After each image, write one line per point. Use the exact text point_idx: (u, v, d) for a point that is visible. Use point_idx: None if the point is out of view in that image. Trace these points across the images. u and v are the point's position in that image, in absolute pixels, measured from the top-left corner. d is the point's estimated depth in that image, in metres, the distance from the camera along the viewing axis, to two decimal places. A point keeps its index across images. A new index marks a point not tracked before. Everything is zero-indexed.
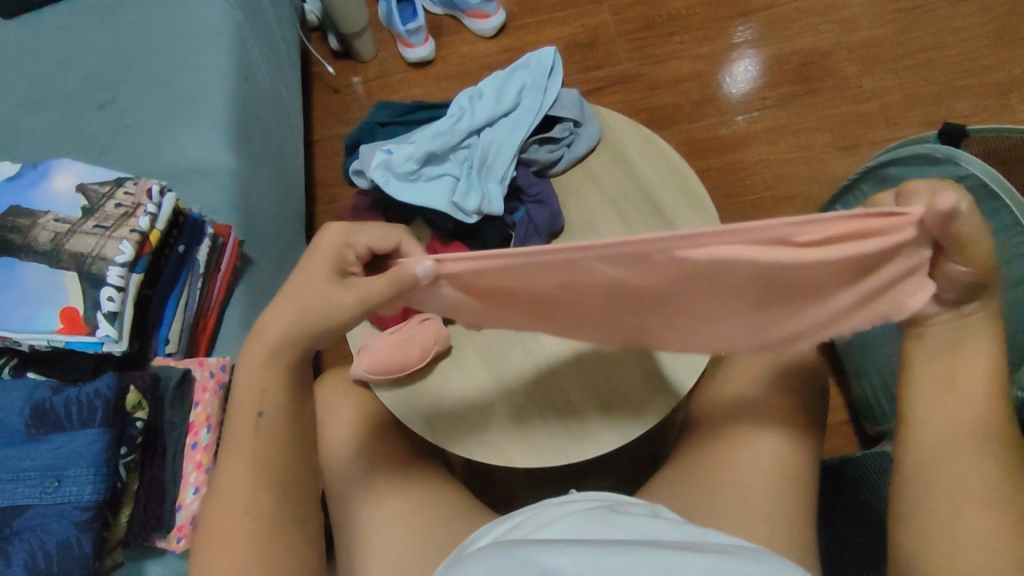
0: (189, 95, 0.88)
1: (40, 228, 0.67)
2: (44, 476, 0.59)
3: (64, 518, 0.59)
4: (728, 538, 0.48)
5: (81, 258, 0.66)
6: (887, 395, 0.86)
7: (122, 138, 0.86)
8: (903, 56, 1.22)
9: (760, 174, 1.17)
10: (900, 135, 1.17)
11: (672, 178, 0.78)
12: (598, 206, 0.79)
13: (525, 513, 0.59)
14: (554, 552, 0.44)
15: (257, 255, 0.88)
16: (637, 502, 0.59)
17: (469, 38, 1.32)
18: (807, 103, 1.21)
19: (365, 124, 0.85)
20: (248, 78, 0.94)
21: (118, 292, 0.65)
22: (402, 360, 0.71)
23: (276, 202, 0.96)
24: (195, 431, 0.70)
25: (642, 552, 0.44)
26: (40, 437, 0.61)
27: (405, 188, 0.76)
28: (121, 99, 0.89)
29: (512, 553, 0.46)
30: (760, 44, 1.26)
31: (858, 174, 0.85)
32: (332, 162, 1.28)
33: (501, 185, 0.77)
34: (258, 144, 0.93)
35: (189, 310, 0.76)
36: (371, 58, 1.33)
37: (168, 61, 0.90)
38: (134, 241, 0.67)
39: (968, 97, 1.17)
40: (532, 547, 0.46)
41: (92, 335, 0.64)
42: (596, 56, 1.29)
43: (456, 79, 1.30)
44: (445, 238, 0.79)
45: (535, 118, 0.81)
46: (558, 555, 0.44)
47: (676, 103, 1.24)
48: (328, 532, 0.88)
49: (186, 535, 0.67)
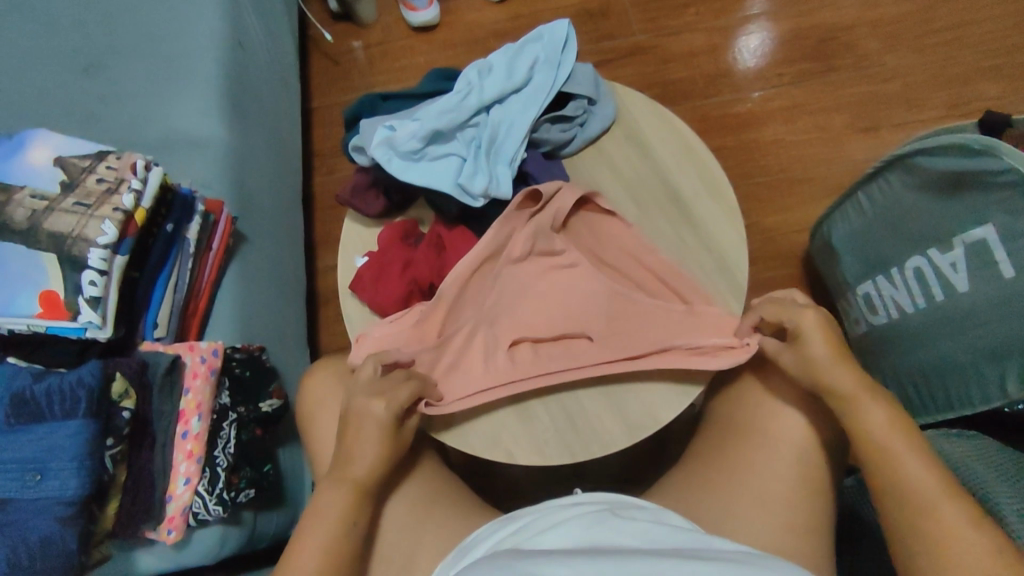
0: (179, 60, 0.83)
1: (15, 205, 0.63)
2: (25, 468, 0.57)
3: (45, 513, 0.56)
4: (743, 548, 0.46)
5: (59, 239, 0.62)
6: (904, 391, 0.84)
7: (107, 106, 0.81)
8: (931, 33, 1.16)
9: (776, 156, 1.13)
10: (922, 117, 1.12)
11: (693, 163, 0.76)
12: (616, 196, 0.76)
13: (530, 514, 0.56)
14: (557, 564, 0.42)
15: (251, 232, 0.84)
16: (641, 504, 0.56)
17: (474, 3, 1.25)
18: (827, 81, 1.16)
19: (366, 97, 0.79)
20: (242, 43, 0.88)
21: (100, 277, 0.61)
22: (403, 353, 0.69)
23: (272, 177, 0.91)
24: (186, 419, 0.66)
25: (656, 562, 0.42)
26: (20, 426, 0.58)
27: (410, 169, 0.72)
28: (105, 62, 0.83)
29: (511, 564, 0.43)
30: (778, 17, 1.20)
31: (884, 162, 0.78)
32: (330, 132, 1.23)
33: (511, 168, 0.73)
34: (252, 114, 0.88)
35: (179, 292, 0.72)
36: (372, 22, 1.26)
37: (155, 22, 0.85)
38: (117, 221, 0.63)
39: (995, 79, 1.12)
40: (534, 558, 0.43)
41: (74, 321, 0.61)
42: (607, 25, 1.22)
43: (461, 46, 1.23)
44: (450, 223, 0.76)
45: (547, 96, 0.76)
46: (558, 565, 0.42)
47: (689, 78, 1.18)
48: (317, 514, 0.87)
49: (177, 527, 0.65)
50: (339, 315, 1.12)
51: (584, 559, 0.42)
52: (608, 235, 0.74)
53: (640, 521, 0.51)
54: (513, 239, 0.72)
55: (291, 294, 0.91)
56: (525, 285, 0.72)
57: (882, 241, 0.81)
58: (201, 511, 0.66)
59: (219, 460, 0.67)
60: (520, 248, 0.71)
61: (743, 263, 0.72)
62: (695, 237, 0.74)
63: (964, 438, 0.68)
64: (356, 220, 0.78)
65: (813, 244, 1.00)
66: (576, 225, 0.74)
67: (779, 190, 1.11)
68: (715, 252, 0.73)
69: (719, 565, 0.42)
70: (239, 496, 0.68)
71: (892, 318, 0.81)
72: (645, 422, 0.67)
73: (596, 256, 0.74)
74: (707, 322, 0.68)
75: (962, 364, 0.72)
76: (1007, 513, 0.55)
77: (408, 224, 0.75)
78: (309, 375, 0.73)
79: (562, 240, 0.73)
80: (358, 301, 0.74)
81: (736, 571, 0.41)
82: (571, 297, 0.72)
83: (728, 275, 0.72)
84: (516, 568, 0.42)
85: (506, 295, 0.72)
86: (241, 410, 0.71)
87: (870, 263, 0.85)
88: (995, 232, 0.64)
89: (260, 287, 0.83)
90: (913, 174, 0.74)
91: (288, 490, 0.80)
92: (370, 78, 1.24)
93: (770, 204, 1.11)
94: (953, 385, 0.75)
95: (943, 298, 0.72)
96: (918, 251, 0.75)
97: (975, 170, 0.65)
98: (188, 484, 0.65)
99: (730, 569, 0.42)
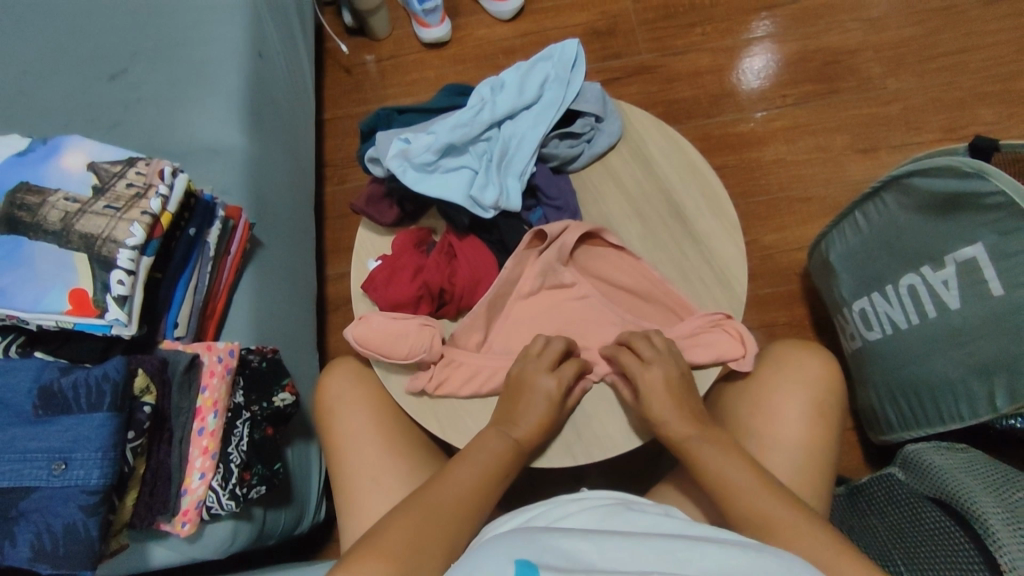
0: (202, 71, 0.86)
1: (50, 207, 0.67)
2: (51, 458, 0.59)
3: (71, 501, 0.58)
4: (745, 539, 0.48)
5: (90, 240, 0.65)
6: (893, 402, 0.87)
7: (133, 113, 0.85)
8: (929, 59, 1.19)
9: (776, 174, 1.16)
10: (920, 140, 1.15)
11: (694, 179, 0.79)
12: (618, 208, 0.79)
13: (537, 508, 0.58)
14: (575, 539, 0.46)
15: (267, 238, 0.87)
16: (645, 501, 0.59)
17: (485, 20, 1.29)
18: (827, 103, 1.19)
19: (382, 110, 0.82)
20: (262, 55, 0.92)
21: (128, 276, 0.64)
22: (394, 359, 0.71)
23: (288, 184, 0.94)
24: (202, 416, 0.68)
25: (660, 546, 0.46)
26: (47, 418, 0.61)
27: (423, 181, 0.74)
28: (132, 72, 0.87)
29: (529, 534, 0.46)
30: (780, 40, 1.23)
31: (880, 183, 0.81)
32: (343, 142, 1.26)
33: (520, 181, 0.76)
34: (270, 123, 0.91)
35: (198, 294, 0.75)
36: (385, 36, 1.30)
37: (180, 33, 0.88)
38: (145, 223, 0.66)
39: (992, 105, 1.15)
40: (553, 533, 0.47)
41: (101, 318, 0.63)
42: (615, 44, 1.26)
43: (472, 62, 1.27)
44: (461, 232, 0.78)
45: (557, 112, 0.79)
46: (578, 541, 0.46)
47: (694, 97, 1.21)
48: (319, 510, 0.90)
49: (190, 520, 0.67)
50: (348, 320, 1.15)
51: (603, 537, 0.47)
52: (615, 267, 0.76)
53: (650, 515, 0.54)
54: (524, 276, 0.75)
55: (303, 299, 0.94)
56: (539, 310, 0.76)
57: (877, 259, 0.83)
58: (214, 506, 0.68)
59: (232, 456, 0.69)
60: (531, 282, 0.75)
61: (741, 275, 0.75)
62: (695, 251, 0.77)
63: (952, 452, 0.71)
64: (369, 228, 0.81)
65: (812, 261, 1.01)
66: (586, 257, 0.76)
67: (779, 207, 1.14)
68: (716, 267, 0.76)
69: (716, 550, 0.45)
70: (251, 492, 0.70)
71: (887, 334, 0.83)
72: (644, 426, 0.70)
73: (605, 285, 0.76)
74: (708, 339, 0.71)
75: (953, 379, 0.75)
76: (995, 527, 0.56)
77: (421, 233, 0.78)
78: (327, 373, 0.76)
79: (570, 271, 0.75)
80: (369, 302, 0.77)
81: (728, 564, 0.44)
82: (581, 322, 0.75)
83: (727, 287, 0.75)
84: (539, 539, 0.46)
85: (517, 326, 0.75)
86: (253, 409, 0.73)
87: (864, 280, 0.87)
88: (985, 252, 0.67)
89: (274, 291, 0.86)
90: (907, 194, 0.77)
91: (296, 488, 0.82)
92: (383, 90, 1.28)
93: (771, 221, 1.14)
94: (941, 402, 0.78)
95: (936, 314, 0.75)
96: (912, 269, 0.77)
97: (967, 193, 0.67)
98: (203, 479, 0.67)
99: (728, 552, 0.45)
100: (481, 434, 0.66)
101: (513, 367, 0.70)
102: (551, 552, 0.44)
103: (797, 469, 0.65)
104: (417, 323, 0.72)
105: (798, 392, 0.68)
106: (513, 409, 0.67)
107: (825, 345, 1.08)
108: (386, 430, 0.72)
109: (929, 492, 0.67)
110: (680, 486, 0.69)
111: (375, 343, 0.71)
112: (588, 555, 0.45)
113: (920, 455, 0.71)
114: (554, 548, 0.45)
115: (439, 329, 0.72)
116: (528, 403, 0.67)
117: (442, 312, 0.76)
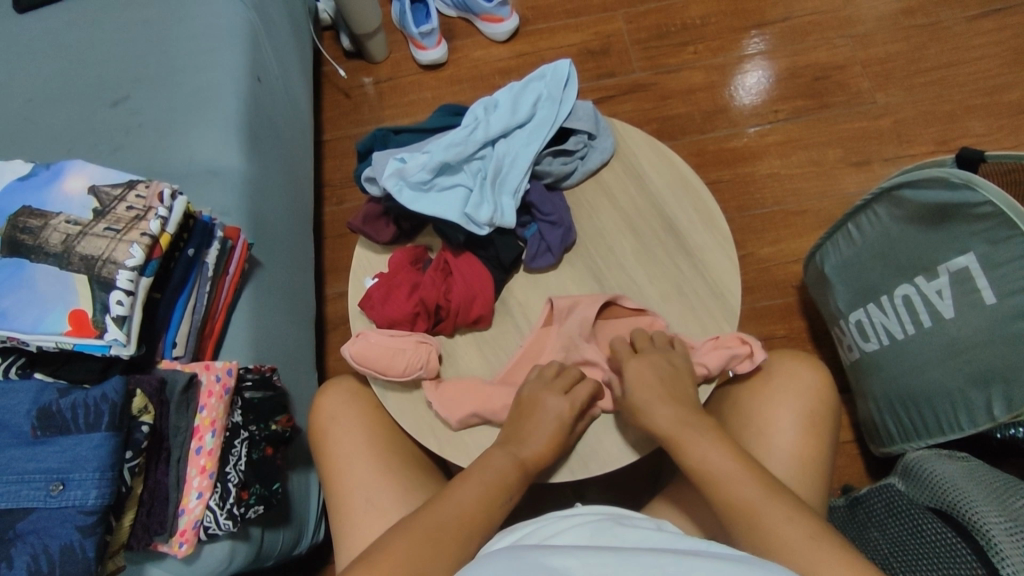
0: (201, 94, 0.88)
1: (51, 230, 0.68)
2: (49, 479, 0.59)
3: (67, 521, 0.58)
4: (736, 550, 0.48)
5: (91, 261, 0.66)
6: (893, 414, 0.87)
7: (134, 137, 0.86)
8: (917, 74, 1.21)
9: (771, 188, 1.17)
10: (911, 153, 1.17)
11: (684, 191, 0.81)
12: (610, 221, 0.80)
13: (533, 524, 0.59)
14: (565, 554, 0.46)
15: (265, 258, 0.88)
16: (639, 516, 0.60)
17: (482, 42, 1.31)
18: (819, 118, 1.21)
19: (379, 131, 0.83)
20: (260, 79, 0.94)
21: (127, 297, 0.65)
22: (390, 372, 0.72)
23: (285, 205, 0.95)
24: (200, 435, 0.68)
25: (653, 559, 0.46)
26: (46, 438, 0.61)
27: (418, 200, 0.75)
28: (133, 97, 0.88)
29: (517, 552, 0.47)
30: (772, 56, 1.26)
31: (870, 195, 0.81)
32: (341, 162, 1.28)
33: (515, 199, 0.77)
34: (267, 144, 0.92)
35: (197, 314, 0.76)
36: (383, 59, 1.32)
37: (181, 59, 0.90)
38: (144, 245, 0.67)
39: (982, 116, 1.16)
40: (544, 551, 0.47)
41: (100, 339, 0.64)
42: (608, 63, 1.28)
43: (467, 83, 1.29)
44: (456, 250, 0.79)
45: (550, 130, 0.81)
46: (568, 558, 0.46)
47: (687, 114, 1.23)
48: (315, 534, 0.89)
49: (188, 540, 0.66)
50: (348, 339, 1.16)
51: (590, 552, 0.47)
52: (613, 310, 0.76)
53: (645, 531, 0.54)
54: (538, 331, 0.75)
55: (302, 318, 0.94)
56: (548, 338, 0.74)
57: (870, 270, 0.84)
58: (211, 526, 0.67)
59: (230, 476, 0.69)
60: (551, 357, 0.74)
61: (734, 289, 0.76)
62: (689, 264, 0.77)
63: (951, 459, 0.70)
64: (367, 246, 0.82)
65: (808, 273, 1.01)
66: (602, 329, 0.76)
67: (774, 221, 1.15)
68: (709, 280, 0.76)
69: (714, 565, 0.45)
70: (249, 511, 0.70)
71: (883, 345, 0.84)
72: (641, 443, 0.70)
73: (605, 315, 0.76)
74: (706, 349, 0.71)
75: (951, 389, 0.75)
76: (997, 537, 0.56)
77: (418, 251, 0.79)
78: (321, 394, 0.76)
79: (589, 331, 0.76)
80: (367, 319, 0.77)
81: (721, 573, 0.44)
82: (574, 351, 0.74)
83: (721, 300, 0.76)
84: (526, 556, 0.46)
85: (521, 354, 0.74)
86: (252, 428, 0.73)
87: (860, 291, 0.87)
88: (977, 261, 0.68)
89: (273, 310, 0.87)
90: (897, 206, 0.77)
91: (295, 508, 0.82)
92: (381, 111, 1.30)
93: (766, 234, 1.15)
94: (940, 410, 0.78)
95: (931, 324, 0.75)
96: (907, 279, 0.78)
97: (957, 203, 0.68)
98: (200, 498, 0.67)
99: (726, 568, 0.44)
100: (487, 454, 0.65)
101: (523, 390, 0.70)
102: (536, 570, 0.45)
103: (795, 480, 0.65)
104: (413, 340, 0.73)
105: (795, 406, 0.68)
106: (520, 429, 0.67)
107: (822, 357, 1.08)
108: (383, 449, 0.72)
109: (930, 502, 0.66)
110: (679, 501, 0.68)
111: (368, 352, 0.72)
112: (574, 570, 0.45)
113: (919, 465, 0.71)
114: (540, 565, 0.45)
115: (436, 343, 0.73)
116: (541, 425, 0.66)
117: (440, 329, 0.76)
